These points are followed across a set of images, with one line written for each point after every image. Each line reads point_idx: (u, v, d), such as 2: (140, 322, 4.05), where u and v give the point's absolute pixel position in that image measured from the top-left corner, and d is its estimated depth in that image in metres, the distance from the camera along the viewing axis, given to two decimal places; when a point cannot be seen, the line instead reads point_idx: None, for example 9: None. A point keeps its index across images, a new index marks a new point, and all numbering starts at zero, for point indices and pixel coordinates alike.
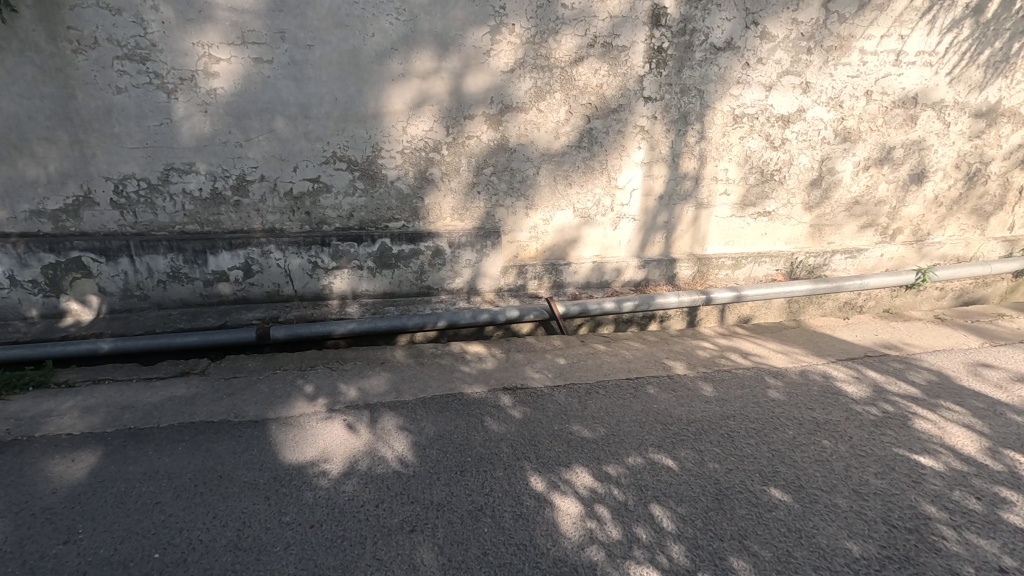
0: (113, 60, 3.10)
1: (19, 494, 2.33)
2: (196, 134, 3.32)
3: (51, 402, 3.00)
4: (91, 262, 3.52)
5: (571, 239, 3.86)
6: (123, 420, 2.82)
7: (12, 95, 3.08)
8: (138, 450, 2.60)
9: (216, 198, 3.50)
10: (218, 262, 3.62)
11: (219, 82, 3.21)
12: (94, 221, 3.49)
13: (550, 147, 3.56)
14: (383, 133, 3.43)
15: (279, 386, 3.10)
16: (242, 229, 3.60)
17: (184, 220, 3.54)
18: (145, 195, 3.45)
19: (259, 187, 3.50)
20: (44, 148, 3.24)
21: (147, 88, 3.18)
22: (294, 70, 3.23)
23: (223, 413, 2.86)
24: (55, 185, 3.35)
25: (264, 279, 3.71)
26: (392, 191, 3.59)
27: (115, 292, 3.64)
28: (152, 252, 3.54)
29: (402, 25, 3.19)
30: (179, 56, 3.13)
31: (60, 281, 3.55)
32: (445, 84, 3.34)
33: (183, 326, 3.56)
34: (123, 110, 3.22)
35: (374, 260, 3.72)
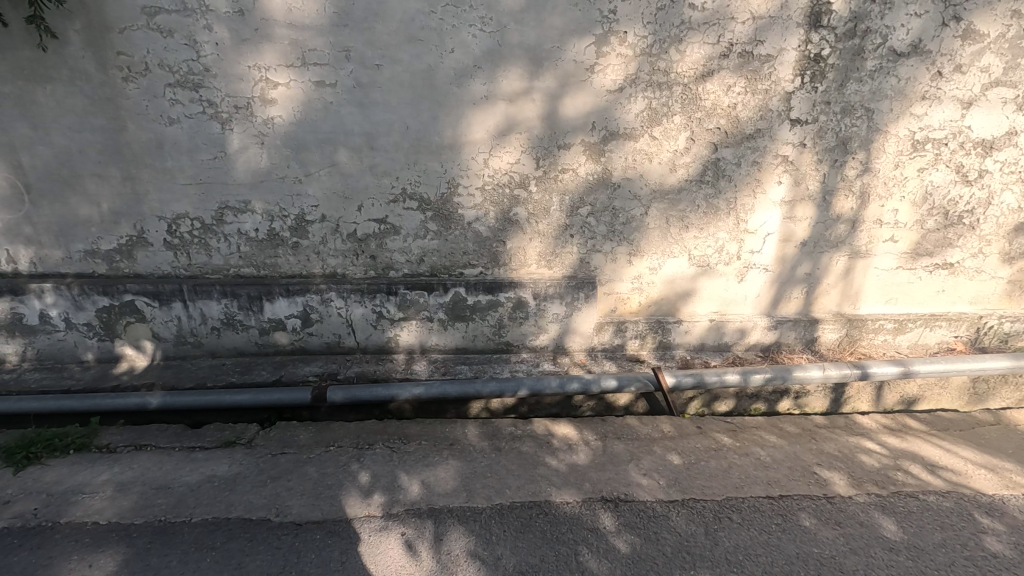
0: (165, 88, 2.75)
1: None
2: (252, 169, 2.91)
3: (87, 473, 2.67)
4: (144, 306, 3.22)
5: (683, 292, 3.14)
6: (155, 509, 2.43)
7: (64, 128, 2.82)
8: (163, 557, 2.19)
9: (273, 239, 3.09)
10: (275, 309, 3.21)
11: (277, 110, 2.78)
12: (148, 262, 3.17)
13: (664, 183, 2.87)
14: (460, 167, 2.87)
15: (331, 470, 2.61)
16: (300, 274, 3.17)
17: (239, 263, 3.16)
18: (199, 235, 3.09)
19: (320, 228, 3.05)
20: (97, 185, 2.96)
21: (201, 118, 2.81)
22: (359, 95, 2.74)
23: (264, 508, 2.40)
24: (109, 224, 3.07)
25: (323, 329, 3.26)
26: (469, 234, 3.03)
27: (169, 338, 3.32)
28: (206, 297, 3.18)
29: (488, 37, 2.61)
30: (234, 82, 2.73)
31: (113, 325, 3.27)
32: (538, 107, 2.74)
33: (235, 381, 3.17)
34: (176, 143, 2.87)
35: (445, 311, 3.18)
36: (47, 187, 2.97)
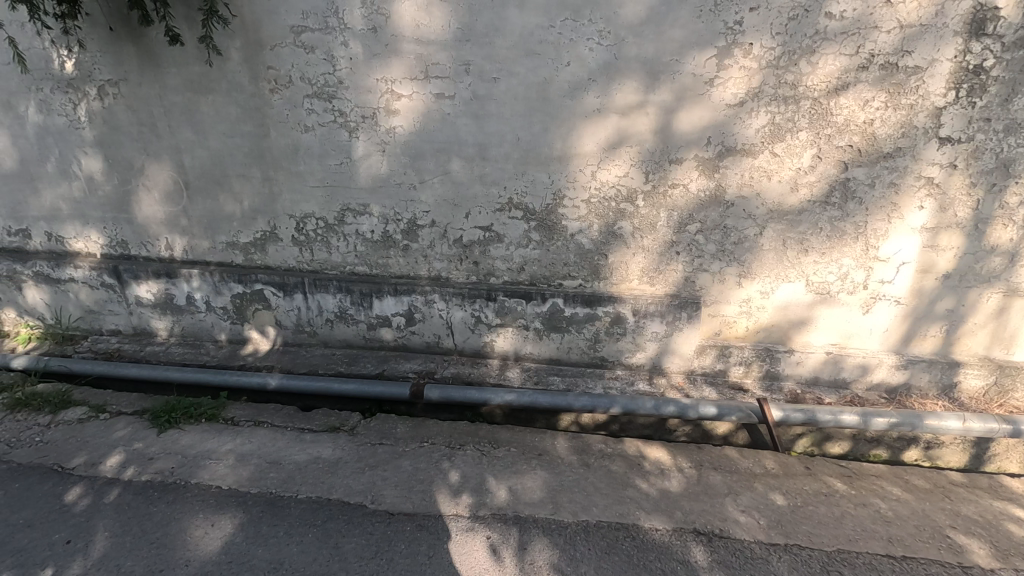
0: (303, 99, 3.03)
1: (159, 560, 2.29)
2: (373, 175, 3.12)
3: (214, 442, 3.00)
4: (271, 295, 3.55)
5: (797, 320, 2.91)
6: (268, 481, 2.67)
7: (220, 134, 3.20)
8: (272, 527, 2.41)
9: (386, 241, 3.28)
10: (382, 306, 3.40)
11: (399, 120, 2.96)
12: (277, 256, 3.50)
13: (783, 203, 2.70)
14: (567, 179, 2.89)
15: (423, 465, 2.71)
16: (408, 275, 3.34)
17: (354, 261, 3.39)
18: (322, 233, 3.36)
19: (429, 232, 3.19)
20: (241, 184, 3.32)
21: (332, 126, 3.06)
22: (475, 107, 2.85)
23: (361, 494, 2.55)
24: (248, 220, 3.42)
25: (425, 329, 3.40)
26: (571, 245, 3.03)
27: (289, 326, 3.63)
28: (323, 291, 3.45)
29: (605, 50, 2.61)
30: (363, 94, 2.95)
31: (245, 311, 3.65)
32: (652, 120, 2.69)
33: (342, 371, 3.40)
34: (309, 148, 3.14)
35: (542, 321, 3.20)
36: (202, 185, 3.38)
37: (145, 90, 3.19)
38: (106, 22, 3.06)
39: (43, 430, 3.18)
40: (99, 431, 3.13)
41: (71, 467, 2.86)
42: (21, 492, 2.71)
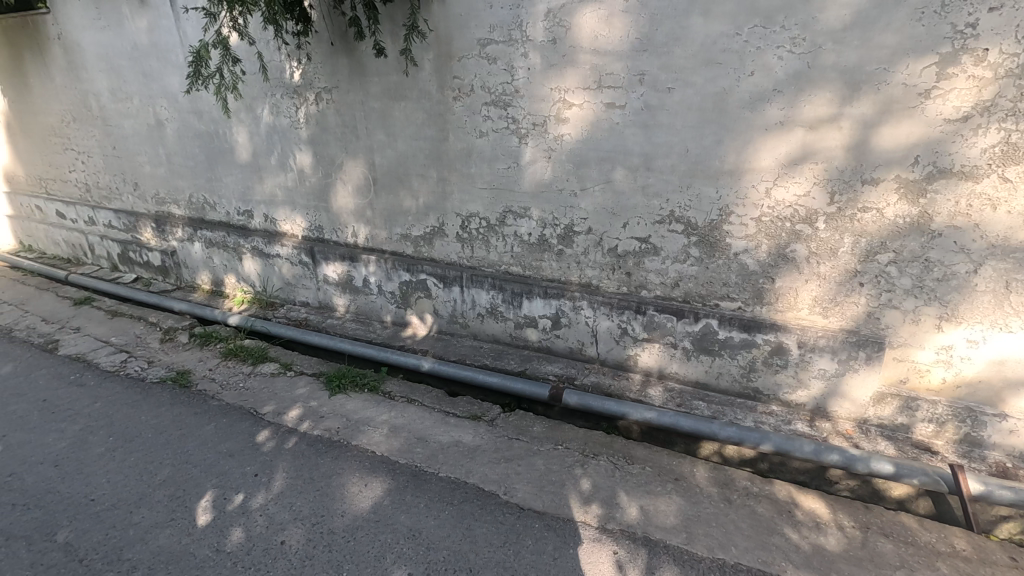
0: (482, 106, 3.24)
1: (322, 505, 2.63)
2: (537, 180, 3.24)
3: (373, 411, 3.34)
4: (432, 285, 3.86)
5: (1016, 380, 2.42)
6: (414, 455, 2.92)
7: (407, 136, 3.56)
8: (414, 497, 2.63)
9: (542, 244, 3.38)
10: (531, 307, 3.51)
11: (568, 128, 3.04)
12: (442, 250, 3.79)
13: (1010, 238, 2.27)
14: (737, 195, 2.73)
15: (556, 467, 2.75)
16: (559, 279, 3.41)
17: (510, 261, 3.54)
18: (484, 233, 3.56)
19: (584, 239, 3.23)
20: (419, 183, 3.65)
21: (504, 132, 3.23)
22: (645, 117, 2.82)
23: (495, 483, 2.67)
24: (421, 216, 3.76)
25: (569, 334, 3.44)
26: (733, 265, 2.85)
27: (445, 315, 3.91)
28: (478, 287, 3.66)
29: (797, 59, 2.42)
30: (537, 102, 3.07)
31: (409, 297, 4.01)
32: (845, 136, 2.43)
33: (488, 364, 3.57)
34: (481, 152, 3.36)
35: (692, 341, 3.06)
36: (387, 181, 3.78)
37: (352, 96, 3.66)
38: (329, 38, 3.58)
39: (246, 378, 3.81)
40: (286, 387, 3.66)
41: (263, 413, 3.39)
42: (227, 426, 3.29)
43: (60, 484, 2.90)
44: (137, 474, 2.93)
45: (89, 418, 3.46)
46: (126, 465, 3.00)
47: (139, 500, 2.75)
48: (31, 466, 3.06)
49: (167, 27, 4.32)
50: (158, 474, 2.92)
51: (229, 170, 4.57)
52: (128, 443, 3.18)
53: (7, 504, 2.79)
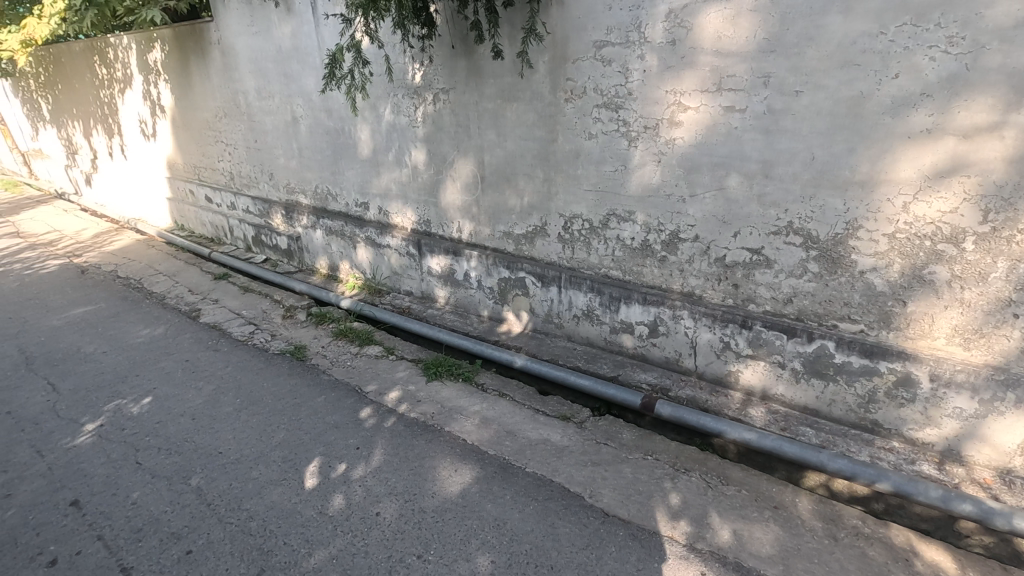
0: (593, 108, 3.24)
1: (415, 484, 2.77)
2: (644, 184, 3.18)
3: (466, 400, 3.46)
4: (530, 283, 3.92)
5: None
6: (503, 447, 2.99)
7: (517, 136, 3.64)
8: (501, 489, 2.70)
9: (645, 249, 3.31)
10: (629, 313, 3.46)
11: (681, 132, 2.95)
12: (542, 249, 3.83)
13: None
14: (867, 208, 2.51)
15: (644, 477, 2.69)
16: (660, 286, 3.32)
17: (610, 264, 3.51)
18: (585, 234, 3.56)
19: (690, 247, 3.12)
20: (525, 182, 3.72)
21: (614, 135, 3.21)
22: (768, 121, 2.67)
23: (580, 485, 2.67)
24: (524, 215, 3.83)
25: (667, 343, 3.35)
26: (857, 284, 2.63)
27: (540, 314, 3.96)
28: (576, 288, 3.66)
29: (952, 60, 2.18)
30: (650, 105, 3.02)
31: (507, 294, 4.10)
32: (1007, 147, 2.16)
33: (580, 366, 3.57)
34: (589, 154, 3.35)
35: (803, 362, 2.85)
36: (494, 180, 3.89)
37: (467, 97, 3.81)
38: (450, 42, 3.75)
39: (353, 358, 4.10)
40: (387, 369, 3.90)
41: (367, 391, 3.63)
42: (335, 400, 3.56)
43: (196, 435, 3.30)
44: (257, 434, 3.27)
45: (221, 380, 3.90)
46: (249, 425, 3.35)
47: (258, 457, 3.06)
48: (174, 416, 3.51)
49: (308, 32, 4.74)
50: (274, 437, 3.23)
51: (351, 164, 4.93)
52: (251, 406, 3.55)
53: (155, 447, 3.22)
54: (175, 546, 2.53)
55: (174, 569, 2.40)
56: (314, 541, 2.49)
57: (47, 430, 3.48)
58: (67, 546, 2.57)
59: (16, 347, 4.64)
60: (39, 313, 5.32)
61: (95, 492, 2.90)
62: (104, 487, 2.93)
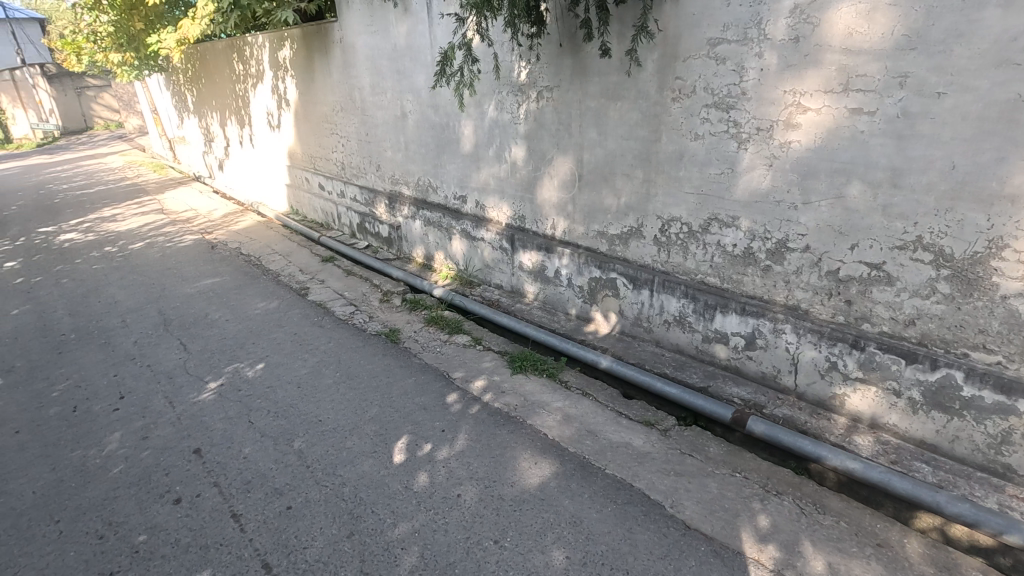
0: (702, 108, 3.13)
1: (495, 472, 2.84)
2: (752, 189, 3.03)
3: (549, 396, 3.49)
4: (621, 285, 3.87)
5: None
6: (584, 446, 2.98)
7: (619, 135, 3.60)
8: (580, 487, 2.70)
9: (747, 257, 3.16)
10: (724, 322, 3.31)
11: (798, 134, 2.78)
12: (636, 251, 3.77)
13: None
14: (1016, 226, 2.24)
15: (731, 494, 2.58)
16: (761, 297, 3.15)
17: (708, 270, 3.38)
18: (683, 238, 3.45)
19: (798, 257, 2.94)
20: (624, 182, 3.67)
21: (723, 136, 3.08)
22: (900, 126, 2.45)
23: (662, 494, 2.60)
24: (620, 215, 3.78)
25: (765, 357, 3.17)
26: (995, 310, 2.35)
27: (629, 317, 3.89)
28: (669, 293, 3.57)
29: None
30: (765, 106, 2.87)
31: (596, 294, 4.08)
32: None
33: (668, 373, 3.47)
34: (694, 156, 3.25)
35: (922, 392, 2.60)
36: (592, 178, 3.88)
37: (571, 95, 3.82)
38: (558, 40, 3.77)
39: (442, 344, 4.26)
40: (474, 358, 4.01)
41: (454, 378, 3.76)
42: (424, 383, 3.73)
43: (299, 402, 3.59)
44: (352, 407, 3.49)
45: (323, 355, 4.20)
46: (346, 398, 3.60)
47: (352, 429, 3.27)
48: (282, 384, 3.84)
49: (422, 31, 4.96)
50: (367, 411, 3.44)
51: (452, 158, 5.11)
52: (348, 381, 3.80)
53: (265, 409, 3.54)
54: (278, 500, 2.77)
55: (276, 521, 2.64)
56: (398, 513, 2.62)
57: (178, 384, 3.93)
58: (189, 488, 2.90)
59: (156, 310, 5.28)
60: (176, 282, 6.02)
61: (214, 444, 3.24)
62: (221, 440, 3.27)
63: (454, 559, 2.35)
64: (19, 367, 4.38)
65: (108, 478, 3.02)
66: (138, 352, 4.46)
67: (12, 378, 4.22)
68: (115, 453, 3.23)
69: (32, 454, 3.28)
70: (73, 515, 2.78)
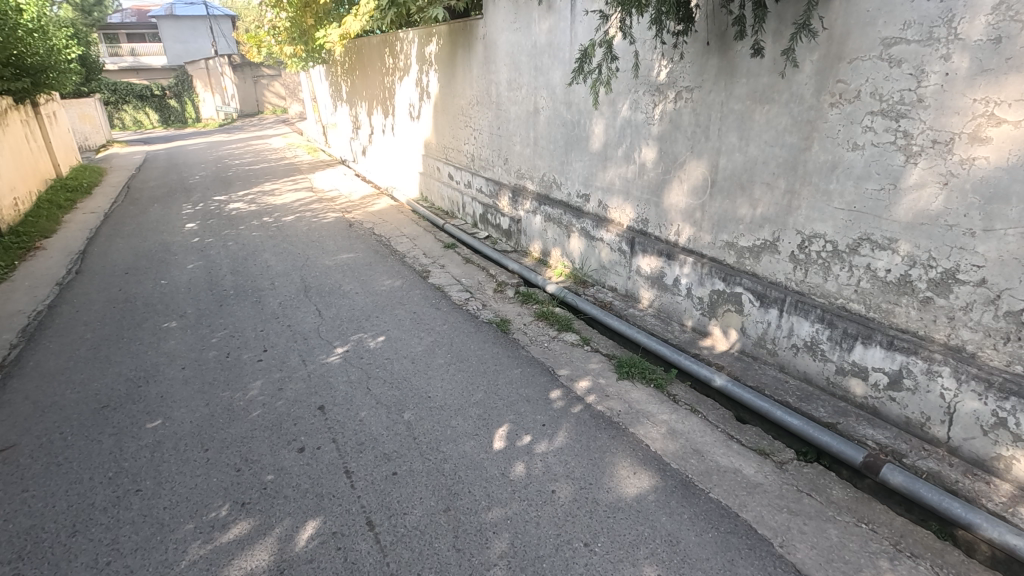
0: (865, 115, 2.82)
1: (592, 474, 2.81)
2: (917, 210, 2.68)
3: (655, 407, 3.37)
4: (747, 301, 3.62)
5: None
6: (688, 465, 2.85)
7: (763, 142, 3.36)
8: (679, 506, 2.59)
9: (902, 285, 2.80)
10: (865, 355, 2.97)
11: (987, 151, 2.40)
12: (768, 266, 3.50)
13: None
14: None
15: (854, 546, 2.32)
16: (915, 333, 2.78)
17: (851, 295, 3.05)
18: (825, 258, 3.15)
19: (969, 292, 2.55)
20: (763, 192, 3.42)
21: (888, 148, 2.75)
22: None
23: (771, 531, 2.41)
24: (754, 227, 3.54)
25: (911, 401, 2.81)
26: None
27: (752, 336, 3.64)
28: (802, 315, 3.27)
29: None
30: (946, 116, 2.52)
31: (717, 307, 3.86)
32: None
33: (790, 402, 3.20)
34: (849, 168, 2.94)
35: None
36: (726, 186, 3.66)
37: (713, 96, 3.63)
38: (706, 38, 3.60)
39: (550, 340, 4.28)
40: (581, 358, 3.99)
41: (559, 374, 3.78)
42: (529, 375, 3.78)
43: (412, 377, 3.81)
44: (460, 389, 3.64)
45: (438, 335, 4.42)
46: (455, 379, 3.75)
47: (457, 409, 3.41)
48: (398, 357, 4.10)
49: (564, 28, 4.98)
50: (473, 395, 3.56)
51: (580, 156, 5.10)
52: (458, 364, 3.96)
53: (381, 378, 3.81)
54: (385, 464, 2.96)
55: (382, 484, 2.82)
56: (493, 498, 2.69)
57: (311, 345, 4.35)
58: (312, 440, 3.20)
59: (299, 277, 5.89)
60: (317, 253, 6.66)
61: (336, 403, 3.55)
62: (343, 401, 3.57)
63: (544, 553, 2.36)
64: (190, 313, 5.12)
65: (248, 420, 3.43)
66: (282, 312, 5.01)
67: (184, 321, 4.94)
68: (255, 399, 3.66)
69: (193, 389, 3.82)
70: (219, 446, 3.20)
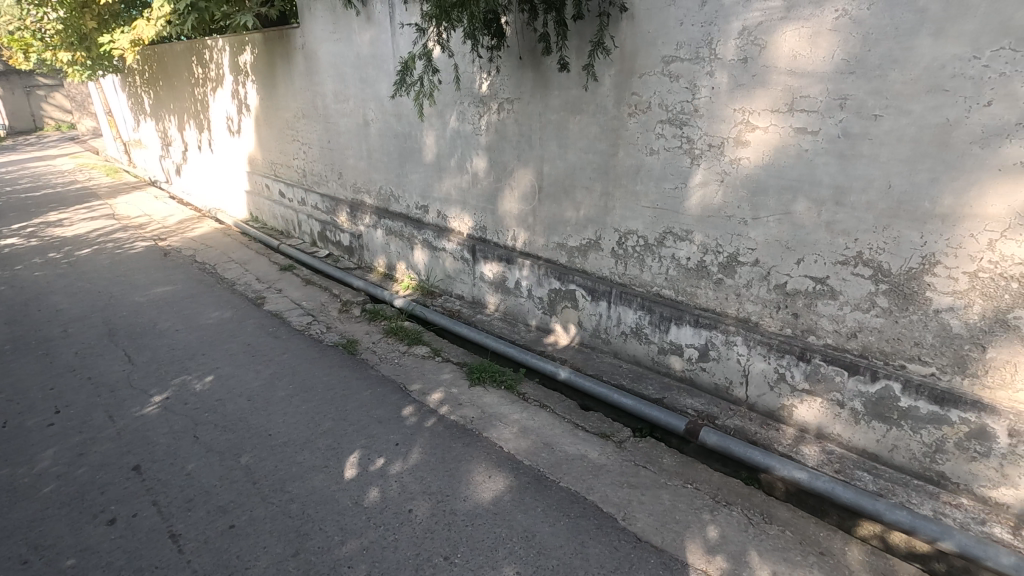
0: (657, 123, 3.19)
1: (449, 486, 2.80)
2: (704, 204, 3.10)
3: (507, 408, 3.47)
4: (581, 296, 3.89)
5: None
6: (540, 460, 2.97)
7: (578, 149, 3.64)
8: (534, 500, 2.69)
9: (700, 270, 3.22)
10: (679, 334, 3.36)
11: (748, 151, 2.86)
12: (595, 263, 3.80)
13: None
14: (944, 243, 2.37)
15: (684, 506, 2.61)
16: (714, 310, 3.21)
17: (663, 283, 3.43)
18: (640, 251, 3.50)
19: (749, 271, 3.01)
20: (584, 195, 3.71)
21: (676, 152, 3.15)
22: (844, 146, 2.55)
23: (615, 507, 2.61)
24: (580, 228, 3.81)
25: (717, 369, 3.23)
26: (929, 324, 2.47)
27: (589, 328, 3.91)
28: (626, 305, 3.60)
29: None
30: (716, 124, 2.95)
31: (556, 305, 4.09)
32: None
33: (625, 385, 3.50)
34: (649, 170, 3.31)
35: (864, 403, 2.70)
36: (552, 191, 3.90)
37: (532, 108, 3.84)
38: (519, 53, 3.81)
39: (401, 355, 4.19)
40: (433, 369, 3.96)
41: (411, 390, 3.71)
42: (380, 395, 3.66)
43: (249, 416, 3.47)
44: (305, 421, 3.40)
45: (278, 366, 4.09)
46: (299, 412, 3.50)
47: (303, 443, 3.18)
48: (232, 396, 3.71)
49: (385, 40, 4.93)
50: (321, 425, 3.35)
51: (415, 168, 5.08)
52: (302, 394, 3.70)
53: (212, 423, 3.41)
54: (221, 518, 2.66)
55: (218, 540, 2.53)
56: (347, 530, 2.55)
57: (120, 397, 3.76)
58: (126, 508, 2.76)
59: (102, 319, 5.06)
60: (125, 290, 5.78)
61: (155, 460, 3.10)
62: (164, 456, 3.13)
63: None
64: None
65: (38, 498, 2.85)
66: (80, 363, 4.26)
67: None
68: (47, 471, 3.06)
69: None
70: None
